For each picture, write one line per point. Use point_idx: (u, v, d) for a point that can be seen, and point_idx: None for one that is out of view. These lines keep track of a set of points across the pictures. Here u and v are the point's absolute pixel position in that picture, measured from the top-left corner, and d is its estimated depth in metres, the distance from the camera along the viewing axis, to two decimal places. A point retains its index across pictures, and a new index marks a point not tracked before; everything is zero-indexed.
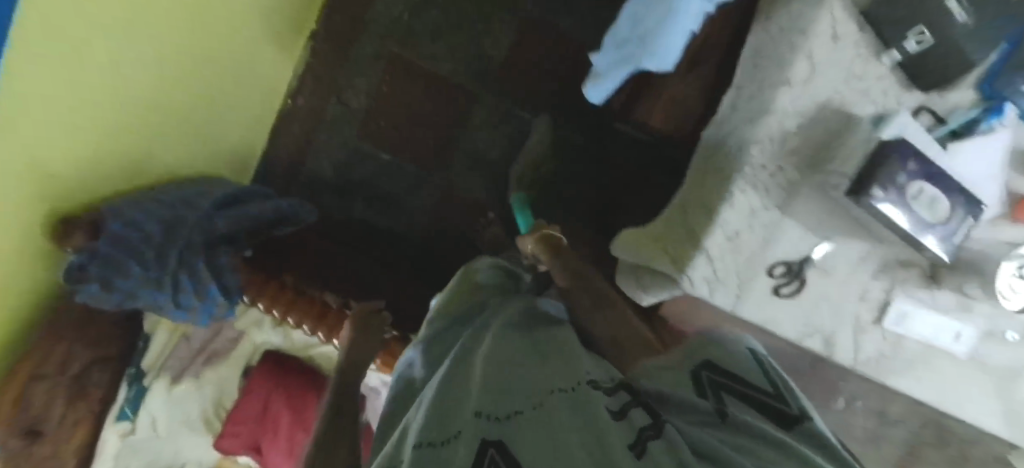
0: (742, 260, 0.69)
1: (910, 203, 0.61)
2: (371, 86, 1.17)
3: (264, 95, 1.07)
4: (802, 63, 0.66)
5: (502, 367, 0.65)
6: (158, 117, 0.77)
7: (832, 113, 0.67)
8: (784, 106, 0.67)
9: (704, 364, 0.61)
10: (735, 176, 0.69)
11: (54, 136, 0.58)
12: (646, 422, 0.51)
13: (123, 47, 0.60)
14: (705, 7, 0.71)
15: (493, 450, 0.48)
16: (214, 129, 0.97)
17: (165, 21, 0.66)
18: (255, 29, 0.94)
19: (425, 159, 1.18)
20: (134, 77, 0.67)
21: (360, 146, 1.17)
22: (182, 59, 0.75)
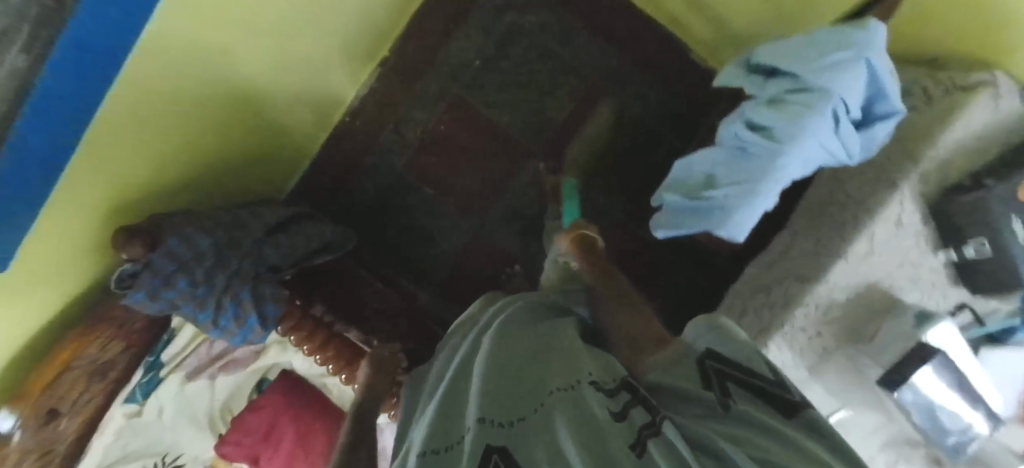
0: None
1: (934, 409, 0.58)
2: (428, 121, 1.09)
3: (328, 101, 1.00)
4: (862, 242, 0.62)
5: (511, 371, 0.54)
6: (208, 130, 0.74)
7: (878, 295, 0.63)
8: (836, 278, 0.63)
9: (706, 355, 0.54)
10: (772, 330, 0.64)
11: (136, 131, 0.58)
12: (647, 418, 0.45)
13: (219, 44, 0.59)
14: (810, 168, 0.54)
15: (496, 457, 0.44)
16: (279, 146, 0.96)
17: (259, 23, 0.64)
18: (337, 52, 0.92)
19: (472, 199, 1.12)
20: (214, 83, 0.66)
21: (405, 177, 1.11)
22: (258, 72, 0.74)
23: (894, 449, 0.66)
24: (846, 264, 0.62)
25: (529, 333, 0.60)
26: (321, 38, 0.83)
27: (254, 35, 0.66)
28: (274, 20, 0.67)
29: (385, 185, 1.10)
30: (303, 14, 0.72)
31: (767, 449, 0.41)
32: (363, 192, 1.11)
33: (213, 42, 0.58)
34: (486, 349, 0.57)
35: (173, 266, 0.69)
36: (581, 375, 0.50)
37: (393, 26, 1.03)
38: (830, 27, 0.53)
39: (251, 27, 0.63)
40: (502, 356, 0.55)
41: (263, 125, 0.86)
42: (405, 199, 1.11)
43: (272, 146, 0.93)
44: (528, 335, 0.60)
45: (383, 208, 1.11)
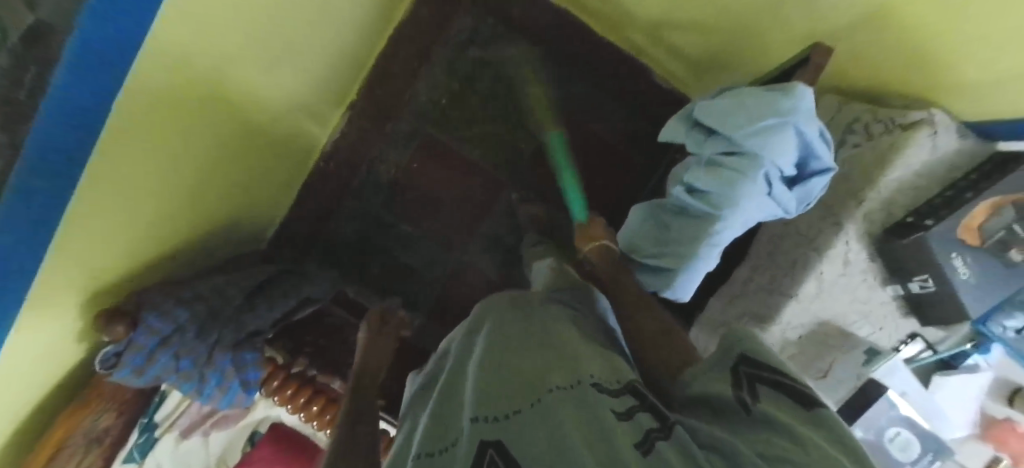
0: None
1: (885, 443, 0.67)
2: (402, 160, 1.10)
3: (308, 138, 1.02)
4: (812, 283, 0.64)
5: (507, 363, 0.46)
6: (202, 162, 0.76)
7: (831, 330, 0.66)
8: (788, 320, 0.66)
9: (741, 356, 0.43)
10: None
11: (122, 162, 0.59)
12: (654, 423, 0.37)
13: (200, 65, 0.61)
14: (750, 224, 0.57)
15: (492, 452, 0.37)
16: (268, 177, 0.97)
17: (240, 46, 0.66)
18: (323, 79, 0.95)
19: (450, 232, 1.14)
20: (201, 109, 0.68)
21: (383, 216, 1.12)
22: (246, 99, 0.76)
23: None
24: (796, 303, 0.65)
25: (525, 324, 0.51)
26: (290, 85, 0.86)
27: (231, 69, 0.68)
28: (251, 53, 0.70)
29: (364, 224, 1.12)
30: (271, 60, 0.76)
31: (789, 455, 0.33)
32: (342, 234, 1.12)
33: (180, 87, 0.60)
34: (480, 348, 0.49)
35: (153, 342, 0.71)
36: (586, 372, 0.42)
37: (356, 70, 1.03)
38: (762, 89, 0.56)
39: (232, 59, 0.67)
40: (500, 351, 0.48)
41: (235, 181, 0.88)
42: (385, 237, 1.13)
43: (263, 175, 0.95)
44: (529, 324, 0.51)
45: (364, 247, 1.13)
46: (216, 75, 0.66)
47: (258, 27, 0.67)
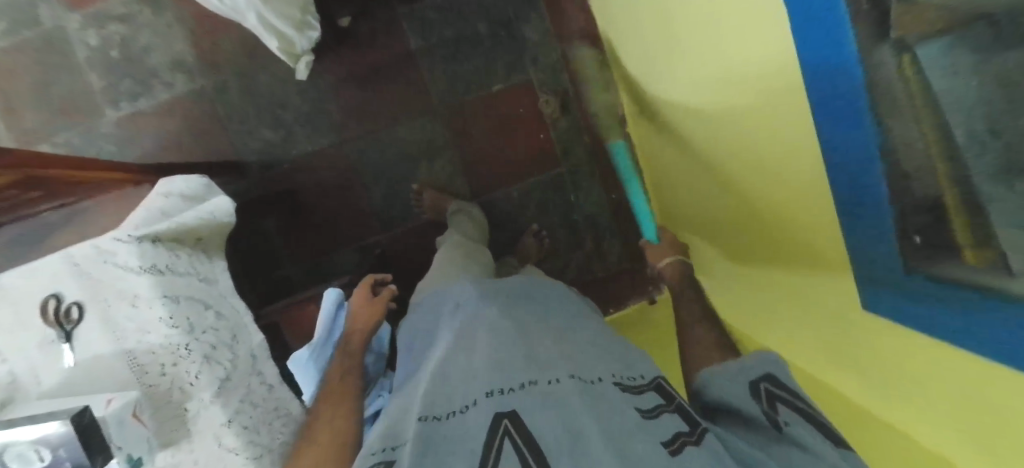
0: (103, 275, 0.58)
1: (31, 444, 0.52)
2: (555, 126, 1.08)
3: (635, 93, 1.00)
4: (228, 436, 0.63)
5: (517, 344, 0.61)
6: (698, 49, 0.74)
7: (172, 433, 0.62)
8: (214, 413, 0.63)
9: (766, 375, 0.53)
10: (190, 331, 0.62)
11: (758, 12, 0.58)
12: (687, 427, 0.49)
13: (777, 133, 0.64)
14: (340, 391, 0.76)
15: (506, 422, 0.49)
16: (642, 84, 0.96)
17: (760, 160, 0.70)
18: (683, 178, 0.98)
19: (464, 121, 1.05)
20: (733, 91, 0.69)
21: (519, 73, 1.06)
22: (712, 118, 0.78)
23: (25, 358, 0.59)
24: (222, 425, 0.63)
25: (522, 320, 0.66)
26: (683, 163, 0.96)
27: (747, 142, 0.71)
28: (748, 162, 0.74)
29: (522, 45, 1.05)
30: (707, 114, 0.79)
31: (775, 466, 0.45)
32: (520, 21, 1.04)
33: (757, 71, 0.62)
34: (485, 336, 0.63)
35: None
36: (603, 376, 0.56)
37: (647, 141, 1.06)
38: None
39: (755, 149, 0.70)
40: (505, 333, 0.62)
41: (644, 41, 0.89)
42: (499, 55, 1.04)
43: (648, 79, 0.93)
44: (529, 324, 0.66)
45: (502, 31, 1.03)
46: (723, 44, 0.67)
47: (732, 99, 0.70)
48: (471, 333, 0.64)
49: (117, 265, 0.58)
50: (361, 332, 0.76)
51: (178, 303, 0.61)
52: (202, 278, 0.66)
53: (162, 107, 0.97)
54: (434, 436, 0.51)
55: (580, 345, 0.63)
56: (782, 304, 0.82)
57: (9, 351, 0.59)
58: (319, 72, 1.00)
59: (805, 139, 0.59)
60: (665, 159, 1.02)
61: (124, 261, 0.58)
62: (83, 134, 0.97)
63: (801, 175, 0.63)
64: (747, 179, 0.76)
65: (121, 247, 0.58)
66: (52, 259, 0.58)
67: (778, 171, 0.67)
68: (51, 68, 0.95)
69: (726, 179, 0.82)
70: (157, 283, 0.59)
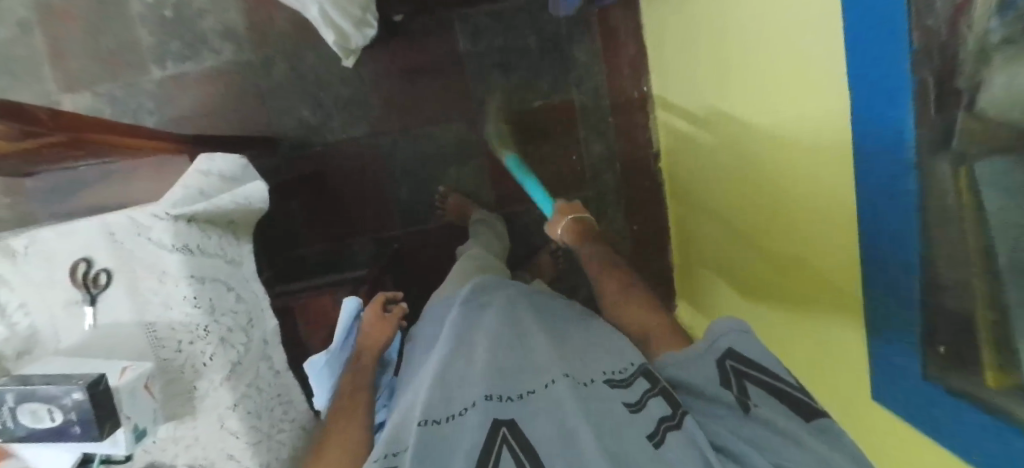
0: (135, 248, 0.59)
1: (47, 404, 0.53)
2: (589, 150, 1.08)
3: (677, 120, 0.98)
4: (231, 420, 0.65)
5: (517, 349, 0.59)
6: (748, 97, 0.75)
7: (179, 409, 0.63)
8: (222, 395, 0.64)
9: (728, 354, 0.51)
10: (210, 312, 0.63)
11: (820, 73, 0.59)
12: (669, 411, 0.47)
13: (818, 194, 0.65)
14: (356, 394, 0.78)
15: (504, 429, 0.47)
16: (687, 112, 0.94)
17: (794, 216, 0.71)
18: (710, 214, 0.96)
19: (500, 131, 1.05)
20: (779, 146, 0.70)
21: (562, 92, 1.05)
22: (752, 164, 0.78)
23: (49, 315, 0.61)
24: (228, 409, 0.64)
25: (523, 320, 0.64)
26: (713, 194, 0.93)
27: (784, 196, 0.72)
28: (781, 217, 0.74)
29: (569, 66, 1.04)
30: (746, 158, 0.79)
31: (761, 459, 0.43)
32: (571, 41, 1.03)
33: (808, 131, 0.64)
34: (487, 337, 0.60)
35: None
36: (594, 375, 0.54)
37: (676, 170, 1.04)
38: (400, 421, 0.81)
39: (791, 203, 0.71)
40: (504, 337, 0.60)
41: (696, 67, 0.87)
42: (545, 72, 1.04)
43: (696, 108, 0.90)
44: (528, 323, 0.64)
45: (551, 49, 1.03)
46: (768, 72, 0.68)
47: (770, 125, 0.71)
48: (472, 338, 0.62)
49: (152, 240, 0.59)
50: (374, 349, 0.75)
51: (203, 284, 0.62)
52: (227, 259, 0.67)
53: (206, 74, 0.98)
54: (431, 441, 0.48)
55: (579, 343, 0.61)
56: (784, 337, 0.81)
57: (35, 305, 0.61)
58: (365, 62, 1.00)
59: (841, 167, 0.59)
60: (694, 192, 1.01)
61: (159, 237, 0.59)
62: (126, 88, 0.98)
63: (829, 206, 0.63)
64: (771, 207, 0.76)
65: (158, 223, 0.59)
66: (90, 226, 0.59)
67: (807, 198, 0.67)
68: (104, 18, 0.96)
69: (749, 206, 0.82)
70: (187, 263, 0.60)
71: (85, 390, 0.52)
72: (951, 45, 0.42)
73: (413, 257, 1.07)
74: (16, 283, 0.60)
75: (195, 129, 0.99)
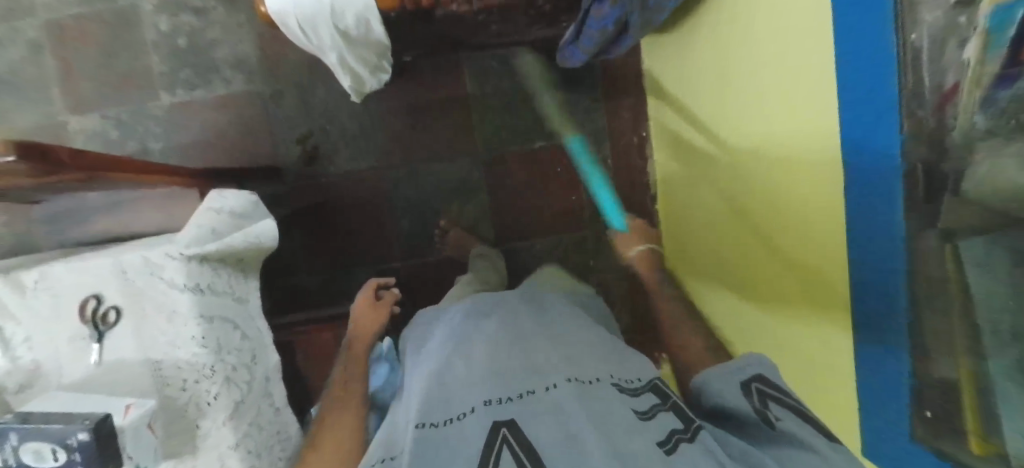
0: (147, 286, 0.60)
1: (50, 443, 0.53)
2: (588, 190, 1.11)
3: (672, 146, 1.00)
4: (231, 461, 0.65)
5: (515, 351, 0.58)
6: (740, 135, 0.78)
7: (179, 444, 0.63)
8: (223, 433, 0.64)
9: (758, 377, 0.51)
10: (216, 352, 0.63)
11: (808, 119, 0.63)
12: (680, 425, 0.48)
13: (805, 233, 0.67)
14: None
15: (504, 430, 0.46)
16: (683, 140, 0.96)
17: (781, 254, 0.73)
18: (704, 239, 0.97)
19: (504, 168, 1.08)
20: (767, 187, 0.74)
21: (564, 134, 1.09)
22: (742, 197, 0.81)
23: (54, 349, 0.61)
24: (228, 446, 0.64)
25: (523, 324, 0.64)
26: (705, 211, 0.94)
27: (771, 233, 0.75)
28: (768, 254, 0.77)
29: (572, 108, 1.08)
30: (736, 190, 0.82)
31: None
32: (574, 85, 1.07)
33: (796, 174, 0.67)
34: (486, 343, 0.60)
35: None
36: (600, 376, 0.54)
37: (669, 195, 1.06)
38: None
39: (778, 241, 0.73)
40: (506, 343, 0.59)
41: (695, 97, 0.89)
42: (548, 114, 1.07)
43: (692, 136, 0.93)
44: (529, 328, 0.63)
45: (555, 91, 1.07)
46: (764, 96, 0.71)
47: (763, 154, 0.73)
48: (471, 343, 0.61)
49: (164, 279, 0.60)
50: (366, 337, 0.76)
51: (211, 324, 0.63)
52: (235, 297, 0.68)
53: (216, 102, 0.99)
54: (429, 446, 0.47)
55: (581, 344, 0.61)
56: (770, 355, 0.81)
57: (40, 340, 0.60)
58: (374, 98, 1.03)
59: (834, 184, 0.60)
60: (687, 219, 1.02)
61: (171, 277, 0.60)
62: (134, 112, 0.98)
63: (822, 224, 0.64)
64: (762, 228, 0.77)
65: (171, 263, 0.60)
66: (103, 264, 0.59)
67: (797, 225, 0.69)
68: (116, 44, 0.97)
69: (740, 229, 0.83)
70: (197, 303, 0.61)
71: (91, 431, 0.52)
72: (940, 132, 0.45)
73: (412, 289, 1.08)
74: (21, 316, 0.60)
75: (201, 157, 1.00)
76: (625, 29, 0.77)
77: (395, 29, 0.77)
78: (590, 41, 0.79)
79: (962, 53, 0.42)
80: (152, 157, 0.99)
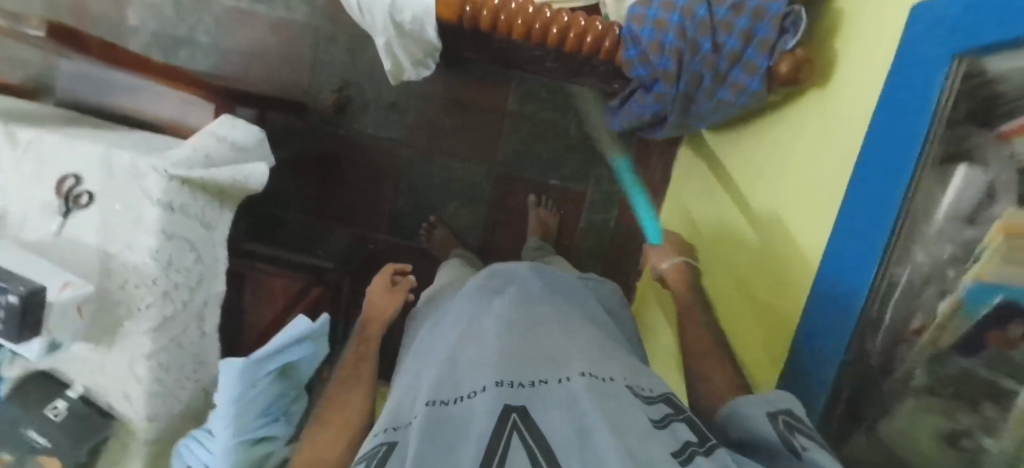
0: (125, 187, 0.62)
1: None
2: (580, 243, 1.11)
3: (690, 197, 0.95)
4: (139, 370, 0.68)
5: (526, 336, 0.54)
6: (750, 212, 0.74)
7: (102, 334, 0.67)
8: (144, 341, 0.67)
9: (786, 409, 0.46)
10: (166, 268, 0.65)
11: (807, 226, 0.60)
12: (695, 438, 0.44)
13: (766, 333, 0.65)
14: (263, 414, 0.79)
15: (515, 416, 0.43)
16: (702, 196, 0.90)
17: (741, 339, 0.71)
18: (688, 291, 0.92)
19: (509, 191, 1.09)
20: (747, 277, 0.71)
21: (579, 182, 1.09)
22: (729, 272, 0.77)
23: (26, 204, 0.64)
24: (142, 353, 0.67)
25: (539, 306, 0.60)
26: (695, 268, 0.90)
27: (737, 317, 0.73)
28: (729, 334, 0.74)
29: (596, 162, 1.08)
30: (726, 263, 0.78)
31: None
32: (607, 141, 1.07)
33: (776, 273, 0.65)
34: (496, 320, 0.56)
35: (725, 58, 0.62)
36: (615, 374, 0.49)
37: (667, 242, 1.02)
38: None
39: (743, 327, 0.71)
40: (515, 322, 0.56)
41: (728, 162, 0.83)
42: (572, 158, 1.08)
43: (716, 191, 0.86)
44: (545, 313, 0.59)
45: (588, 140, 1.07)
46: (779, 190, 0.68)
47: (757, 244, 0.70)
48: (481, 322, 0.58)
49: (142, 187, 0.62)
50: (381, 321, 0.76)
51: (169, 241, 0.64)
52: (203, 223, 0.69)
53: (271, 22, 1.01)
54: (442, 424, 0.44)
55: (592, 334, 0.56)
56: None
57: (19, 190, 0.64)
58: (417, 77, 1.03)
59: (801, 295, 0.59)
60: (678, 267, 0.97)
61: (148, 187, 0.62)
62: (195, 2, 1.00)
63: (786, 308, 0.62)
64: (736, 287, 0.74)
65: (153, 176, 0.62)
66: (94, 150, 0.62)
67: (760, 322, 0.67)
68: None
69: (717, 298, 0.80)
70: (163, 219, 0.63)
71: (20, 298, 0.55)
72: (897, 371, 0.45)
73: (380, 264, 1.10)
74: (12, 164, 0.64)
75: (238, 66, 1.02)
76: (663, 121, 0.77)
77: (452, 34, 0.78)
78: (626, 119, 0.79)
79: (936, 304, 0.42)
80: (196, 49, 1.01)
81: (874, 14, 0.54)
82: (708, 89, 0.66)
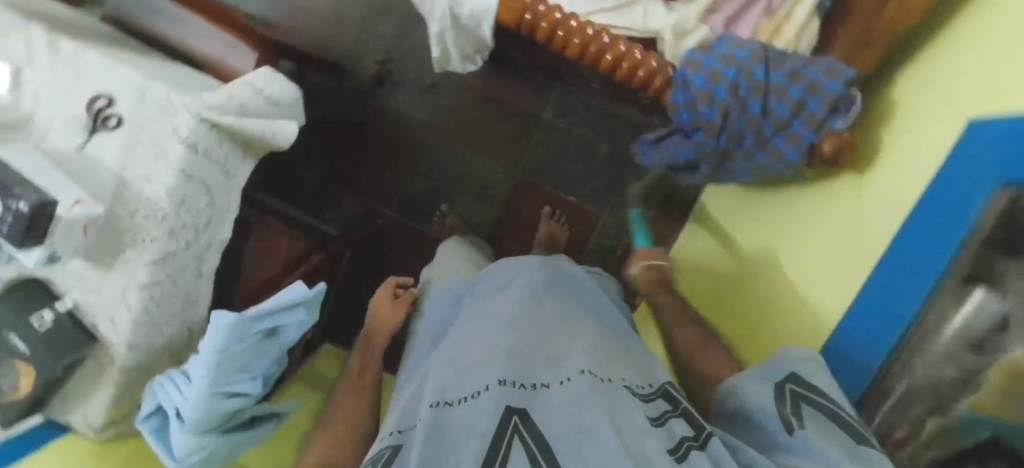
0: (155, 120, 0.62)
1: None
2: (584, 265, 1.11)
3: (713, 237, 0.93)
4: (131, 299, 0.68)
5: (530, 333, 0.54)
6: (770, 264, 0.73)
7: (103, 257, 0.67)
8: (141, 272, 0.67)
9: (792, 376, 0.48)
10: (178, 206, 0.65)
11: (822, 294, 0.59)
12: (692, 433, 0.43)
13: None
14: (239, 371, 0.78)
15: (516, 417, 0.41)
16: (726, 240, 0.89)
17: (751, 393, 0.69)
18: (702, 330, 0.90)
19: (526, 198, 1.08)
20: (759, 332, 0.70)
21: (596, 205, 1.08)
22: (742, 321, 0.76)
23: (54, 115, 0.65)
24: (135, 283, 0.67)
25: (544, 304, 0.59)
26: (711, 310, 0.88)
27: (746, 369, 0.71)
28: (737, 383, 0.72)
29: (617, 190, 1.07)
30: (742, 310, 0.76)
31: None
32: (632, 171, 1.06)
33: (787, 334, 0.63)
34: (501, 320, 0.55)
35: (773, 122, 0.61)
36: (616, 376, 0.49)
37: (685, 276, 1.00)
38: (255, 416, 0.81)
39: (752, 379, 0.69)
40: (518, 319, 0.55)
41: (758, 213, 0.82)
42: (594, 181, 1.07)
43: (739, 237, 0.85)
44: (550, 311, 0.58)
45: (614, 166, 1.06)
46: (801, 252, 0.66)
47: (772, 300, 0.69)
48: (484, 322, 0.57)
49: (172, 124, 0.62)
50: (385, 333, 0.75)
51: (187, 181, 0.64)
52: (223, 169, 0.69)
53: None
54: (445, 426, 0.43)
55: (596, 335, 0.55)
56: None
57: (49, 100, 0.64)
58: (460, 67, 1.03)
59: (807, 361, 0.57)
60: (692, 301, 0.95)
61: (177, 125, 0.62)
62: None
63: None
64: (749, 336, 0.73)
65: (184, 115, 0.62)
66: (132, 77, 0.62)
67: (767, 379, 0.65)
68: None
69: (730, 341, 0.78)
70: (186, 159, 0.63)
71: (30, 206, 0.56)
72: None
73: (384, 241, 1.10)
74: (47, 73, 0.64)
75: (287, 18, 1.02)
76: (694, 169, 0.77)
77: (505, 36, 0.77)
78: (654, 159, 0.78)
79: (928, 420, 0.42)
80: None
81: (930, 111, 0.53)
82: (747, 148, 0.65)
